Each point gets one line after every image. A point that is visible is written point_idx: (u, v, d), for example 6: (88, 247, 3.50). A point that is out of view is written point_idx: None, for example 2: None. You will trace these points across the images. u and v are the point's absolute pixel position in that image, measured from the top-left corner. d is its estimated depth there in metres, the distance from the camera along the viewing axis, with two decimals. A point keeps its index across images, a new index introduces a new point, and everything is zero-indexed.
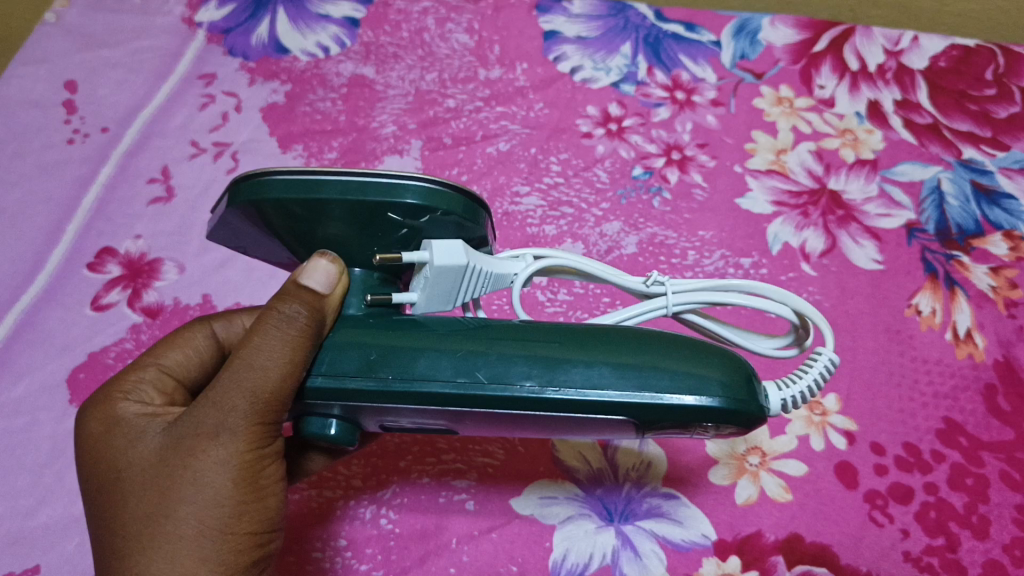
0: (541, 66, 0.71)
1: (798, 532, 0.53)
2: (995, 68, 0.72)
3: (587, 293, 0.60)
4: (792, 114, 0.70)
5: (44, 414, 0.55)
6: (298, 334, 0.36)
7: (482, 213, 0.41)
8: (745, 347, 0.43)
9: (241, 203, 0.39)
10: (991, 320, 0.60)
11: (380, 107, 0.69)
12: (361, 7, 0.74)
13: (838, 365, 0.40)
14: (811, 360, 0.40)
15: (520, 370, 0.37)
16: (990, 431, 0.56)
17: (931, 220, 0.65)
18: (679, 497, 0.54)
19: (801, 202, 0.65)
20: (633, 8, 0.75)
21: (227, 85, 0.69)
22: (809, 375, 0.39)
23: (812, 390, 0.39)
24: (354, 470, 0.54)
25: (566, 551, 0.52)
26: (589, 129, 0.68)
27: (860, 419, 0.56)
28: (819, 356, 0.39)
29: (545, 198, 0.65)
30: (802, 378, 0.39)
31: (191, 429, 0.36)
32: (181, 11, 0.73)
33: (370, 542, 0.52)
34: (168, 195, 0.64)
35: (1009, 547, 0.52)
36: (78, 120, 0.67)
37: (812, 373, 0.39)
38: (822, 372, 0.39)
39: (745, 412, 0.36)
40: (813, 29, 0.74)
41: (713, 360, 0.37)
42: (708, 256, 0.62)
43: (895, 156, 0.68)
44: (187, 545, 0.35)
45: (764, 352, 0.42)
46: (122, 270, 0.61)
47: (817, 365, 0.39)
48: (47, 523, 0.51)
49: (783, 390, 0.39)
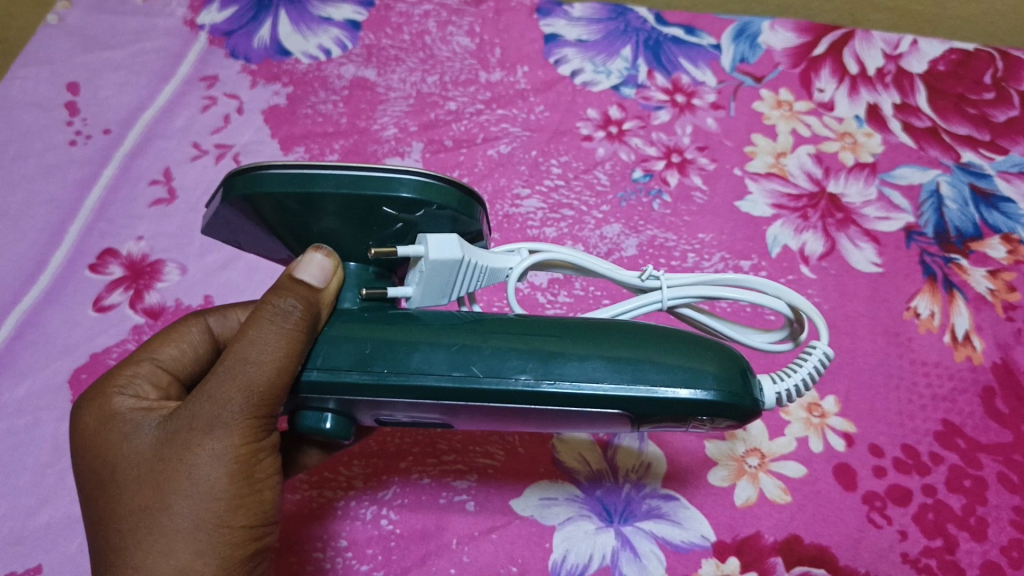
0: (542, 69, 0.72)
1: (798, 533, 0.53)
2: (994, 71, 0.72)
3: (587, 295, 0.61)
4: (792, 117, 0.70)
5: (46, 414, 0.55)
6: (293, 328, 0.37)
7: (478, 207, 0.42)
8: (740, 342, 0.43)
9: (235, 198, 0.39)
10: (990, 322, 0.61)
11: (381, 109, 0.69)
12: (363, 10, 0.74)
13: (832, 360, 0.40)
14: (806, 354, 0.40)
15: (515, 364, 0.37)
16: (988, 433, 0.56)
17: (930, 223, 0.65)
18: (679, 498, 0.54)
19: (801, 205, 0.65)
20: (633, 11, 0.75)
21: (229, 88, 0.70)
22: (803, 368, 0.39)
23: (806, 383, 0.40)
24: (356, 471, 0.55)
25: (565, 552, 0.52)
26: (589, 132, 0.69)
27: (859, 422, 0.56)
28: (813, 350, 0.40)
29: (546, 201, 0.65)
30: (795, 372, 0.40)
31: (186, 423, 0.36)
32: (183, 13, 0.73)
33: (370, 543, 0.52)
34: (169, 197, 0.64)
35: (1007, 549, 0.53)
36: (80, 121, 0.68)
37: (807, 366, 0.39)
38: (816, 366, 0.40)
39: (740, 406, 0.36)
40: (813, 33, 0.74)
41: (708, 353, 0.37)
42: (708, 259, 0.63)
43: (894, 159, 0.68)
44: (183, 539, 0.36)
45: (758, 346, 0.43)
46: (124, 271, 0.61)
47: (811, 359, 0.40)
48: (49, 523, 0.52)
49: (777, 383, 0.39)
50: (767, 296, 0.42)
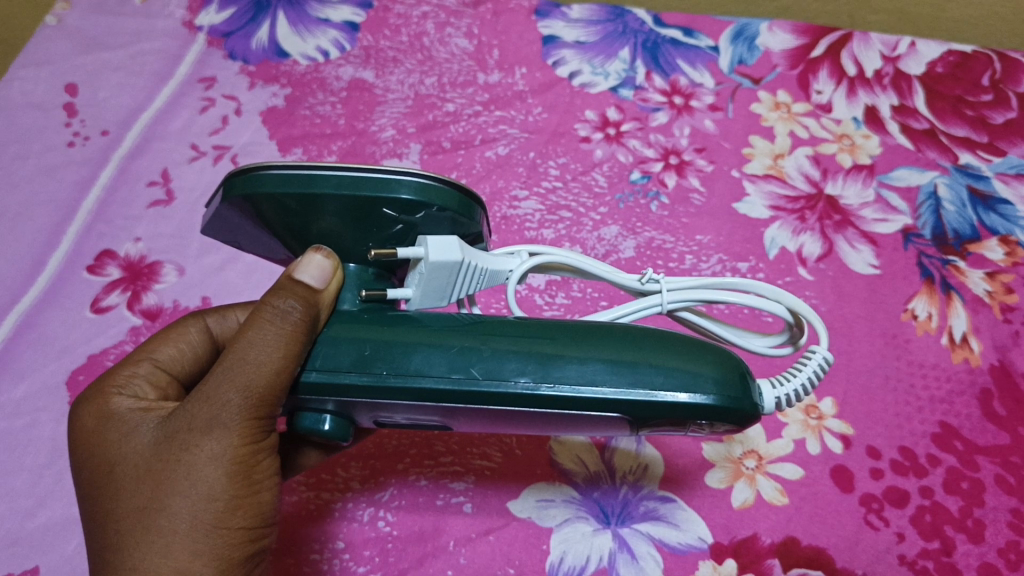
0: (540, 70, 0.72)
1: (795, 535, 0.53)
2: (992, 73, 0.72)
3: (585, 296, 0.61)
4: (790, 119, 0.70)
5: (44, 415, 0.55)
6: (292, 328, 0.37)
7: (478, 209, 0.42)
8: (739, 346, 0.43)
9: (235, 197, 0.39)
10: (987, 325, 0.61)
11: (380, 111, 0.69)
12: (361, 11, 0.74)
13: (832, 365, 0.40)
14: (805, 358, 0.40)
15: (514, 367, 0.37)
16: (985, 435, 0.56)
17: (928, 225, 0.65)
18: (676, 500, 0.54)
19: (799, 207, 0.65)
20: (632, 13, 0.75)
21: (228, 89, 0.70)
22: (803, 373, 0.39)
23: (807, 387, 0.40)
24: (353, 472, 0.55)
25: (563, 554, 0.52)
26: (588, 134, 0.69)
27: (856, 424, 0.57)
28: (813, 354, 0.40)
29: (544, 202, 0.65)
30: (796, 376, 0.40)
31: (184, 423, 0.36)
32: (182, 14, 0.73)
33: (367, 545, 0.52)
34: (168, 198, 0.64)
35: (1004, 551, 0.53)
36: (78, 122, 0.68)
37: (807, 370, 0.39)
38: (816, 370, 0.39)
39: (739, 410, 0.36)
40: (811, 34, 0.75)
41: (708, 357, 0.37)
42: (706, 260, 0.63)
43: (891, 161, 0.68)
44: (180, 539, 0.36)
45: (758, 350, 0.43)
46: (122, 272, 0.61)
47: (811, 364, 0.39)
48: (46, 524, 0.52)
49: (777, 388, 0.39)
50: (766, 299, 0.42)
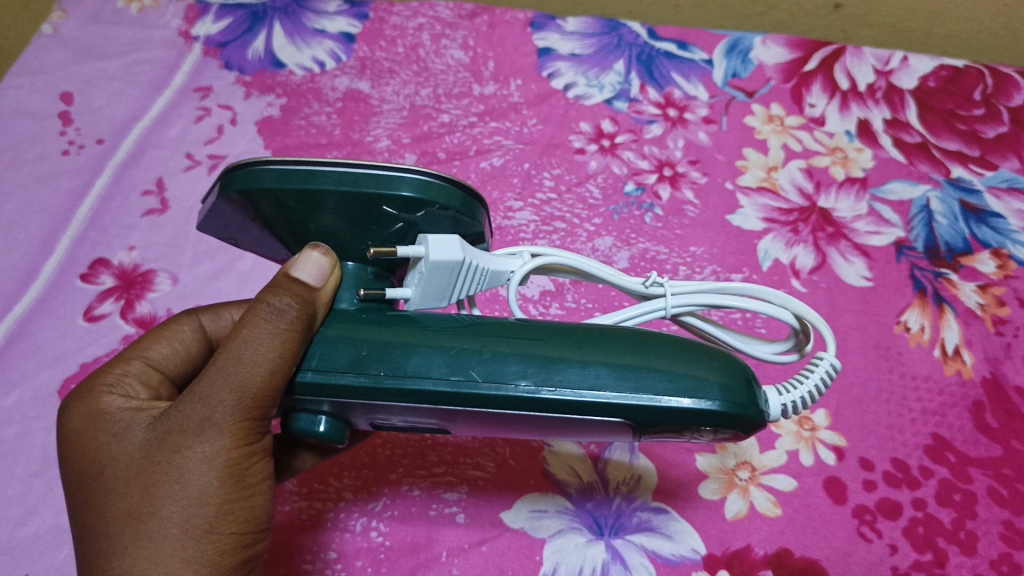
0: (535, 82, 0.72)
1: (788, 547, 0.53)
2: (984, 87, 0.73)
3: (579, 307, 0.61)
4: (783, 132, 0.71)
5: (35, 423, 0.55)
6: (288, 327, 0.37)
7: (480, 209, 0.42)
8: (746, 352, 0.42)
9: (232, 193, 0.39)
10: (979, 337, 0.61)
11: (375, 121, 0.69)
12: (357, 23, 0.75)
13: (840, 371, 0.40)
14: (812, 365, 0.40)
15: (515, 369, 0.37)
16: (977, 447, 0.56)
17: (920, 238, 0.65)
18: (669, 511, 0.54)
19: (791, 219, 0.66)
20: (626, 26, 0.76)
21: (223, 99, 0.70)
22: (809, 381, 0.39)
23: (814, 395, 0.39)
24: (346, 482, 0.54)
25: (556, 564, 0.52)
26: (582, 145, 0.69)
27: (849, 436, 0.57)
28: (821, 361, 0.39)
29: (538, 213, 0.66)
30: (802, 384, 0.39)
31: (177, 424, 0.36)
32: (178, 25, 0.74)
33: (359, 555, 0.52)
34: (162, 208, 0.65)
35: (996, 563, 0.53)
36: (73, 131, 0.68)
37: (812, 379, 0.39)
38: (822, 378, 0.39)
39: (745, 416, 0.36)
40: (804, 48, 0.75)
41: (714, 362, 0.37)
42: (699, 272, 0.63)
43: (884, 174, 0.69)
44: (170, 545, 0.35)
45: (764, 356, 0.42)
46: (116, 280, 0.61)
47: (818, 371, 0.39)
48: (36, 533, 0.51)
49: (783, 395, 0.39)
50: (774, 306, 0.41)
